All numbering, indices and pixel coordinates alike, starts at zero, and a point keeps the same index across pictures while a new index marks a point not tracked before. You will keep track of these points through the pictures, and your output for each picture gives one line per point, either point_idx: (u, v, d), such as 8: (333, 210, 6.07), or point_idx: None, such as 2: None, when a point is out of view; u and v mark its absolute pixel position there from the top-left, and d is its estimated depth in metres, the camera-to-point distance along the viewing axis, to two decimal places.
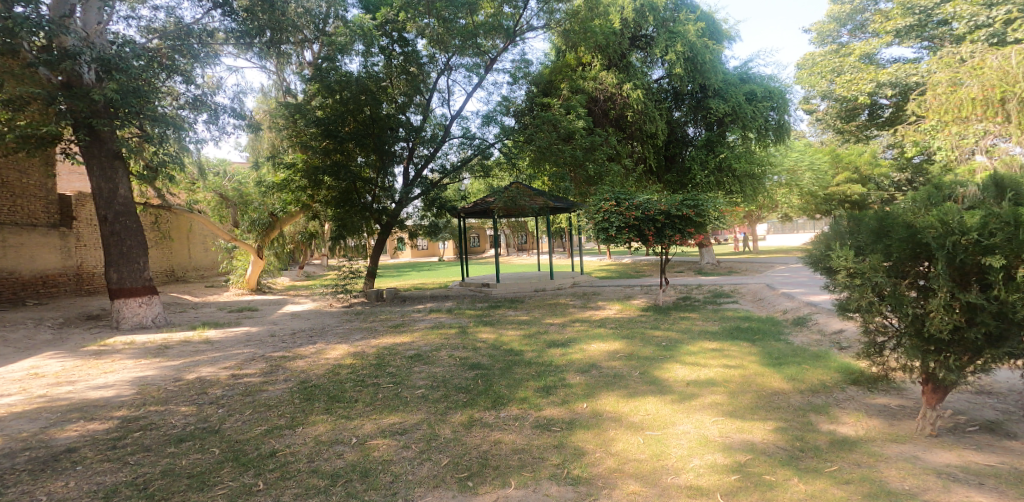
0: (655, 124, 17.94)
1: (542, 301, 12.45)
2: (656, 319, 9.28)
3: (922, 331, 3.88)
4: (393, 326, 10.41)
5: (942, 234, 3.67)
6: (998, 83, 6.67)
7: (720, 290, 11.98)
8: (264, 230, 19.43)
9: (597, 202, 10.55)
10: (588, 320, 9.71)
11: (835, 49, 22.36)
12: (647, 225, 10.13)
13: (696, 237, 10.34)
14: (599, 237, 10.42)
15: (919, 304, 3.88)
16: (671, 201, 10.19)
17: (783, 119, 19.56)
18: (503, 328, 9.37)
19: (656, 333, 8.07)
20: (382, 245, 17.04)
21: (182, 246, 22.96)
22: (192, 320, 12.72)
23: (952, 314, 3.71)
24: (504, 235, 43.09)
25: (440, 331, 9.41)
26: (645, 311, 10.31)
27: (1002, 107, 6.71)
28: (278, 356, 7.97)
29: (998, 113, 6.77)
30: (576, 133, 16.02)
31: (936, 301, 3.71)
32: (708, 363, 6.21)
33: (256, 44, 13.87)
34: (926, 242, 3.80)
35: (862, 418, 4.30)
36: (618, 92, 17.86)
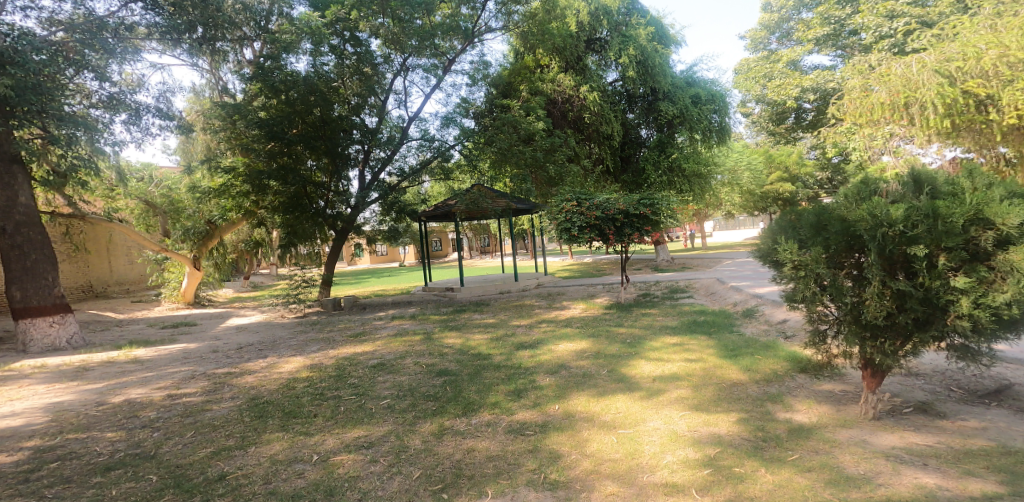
0: (611, 125, 18.40)
1: (505, 303, 12.48)
2: (615, 317, 9.50)
3: (859, 318, 4.13)
4: (352, 334, 10.15)
5: (873, 226, 3.91)
6: (902, 89, 6.85)
7: (678, 286, 12.39)
8: (201, 240, 18.42)
9: (558, 202, 10.77)
10: (554, 320, 9.83)
11: (766, 54, 23.54)
12: (608, 224, 10.34)
13: (654, 235, 10.67)
14: (562, 238, 10.57)
15: (855, 293, 4.14)
16: (629, 200, 10.46)
17: (726, 124, 20.45)
18: (469, 332, 9.33)
19: (620, 331, 8.26)
20: (337, 252, 16.56)
21: (101, 260, 21.66)
22: (121, 338, 12.00)
23: (883, 301, 3.99)
24: (463, 238, 43.08)
25: (403, 339, 9.25)
26: (605, 309, 10.52)
27: (906, 112, 6.96)
28: (227, 372, 7.62)
29: (903, 117, 7.04)
30: (535, 135, 16.16)
31: (870, 290, 3.97)
32: (670, 358, 6.42)
33: (185, 40, 13.11)
34: (859, 234, 4.04)
35: (813, 406, 4.59)
36: (575, 93, 18.16)
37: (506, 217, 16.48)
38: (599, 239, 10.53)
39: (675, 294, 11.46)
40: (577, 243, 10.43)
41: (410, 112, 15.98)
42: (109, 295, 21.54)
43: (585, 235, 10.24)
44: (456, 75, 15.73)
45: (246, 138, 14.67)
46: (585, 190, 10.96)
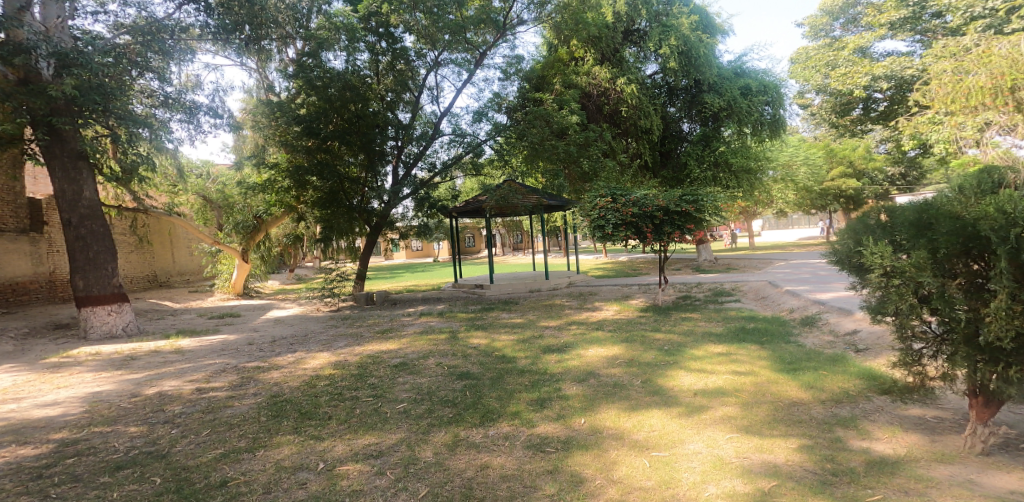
0: (649, 119, 17.45)
1: (537, 302, 11.93)
2: (656, 321, 8.77)
3: (976, 337, 3.33)
4: (380, 331, 9.83)
5: (1002, 226, 3.12)
6: (1007, 70, 6.11)
7: (722, 289, 11.50)
8: (248, 234, 18.66)
9: (592, 199, 10.07)
10: (584, 322, 9.19)
11: (828, 42, 21.75)
12: (645, 222, 9.60)
13: (696, 234, 9.84)
14: (595, 236, 9.82)
15: (972, 307, 3.34)
16: (669, 197, 9.67)
17: (778, 117, 19.04)
18: (497, 333, 8.84)
19: (657, 336, 7.56)
20: (371, 247, 16.48)
21: (165, 251, 22.50)
22: (173, 327, 12.10)
23: (1013, 320, 3.14)
24: (500, 234, 42.89)
25: (429, 337, 8.86)
26: (642, 312, 9.80)
27: (1012, 96, 6.21)
28: (252, 366, 7.38)
29: (1008, 102, 6.28)
30: (570, 129, 15.53)
31: (994, 305, 3.15)
32: (714, 369, 5.71)
33: (235, 41, 13.25)
34: (980, 234, 3.25)
35: (899, 434, 3.85)
36: (612, 86, 17.35)
37: (541, 214, 15.93)
38: (636, 237, 9.77)
39: (719, 298, 10.59)
40: (611, 241, 9.69)
41: (444, 107, 15.69)
42: (170, 284, 22.33)
43: (621, 233, 9.49)
44: (491, 70, 15.33)
45: (282, 133, 14.73)
46: (621, 186, 10.24)
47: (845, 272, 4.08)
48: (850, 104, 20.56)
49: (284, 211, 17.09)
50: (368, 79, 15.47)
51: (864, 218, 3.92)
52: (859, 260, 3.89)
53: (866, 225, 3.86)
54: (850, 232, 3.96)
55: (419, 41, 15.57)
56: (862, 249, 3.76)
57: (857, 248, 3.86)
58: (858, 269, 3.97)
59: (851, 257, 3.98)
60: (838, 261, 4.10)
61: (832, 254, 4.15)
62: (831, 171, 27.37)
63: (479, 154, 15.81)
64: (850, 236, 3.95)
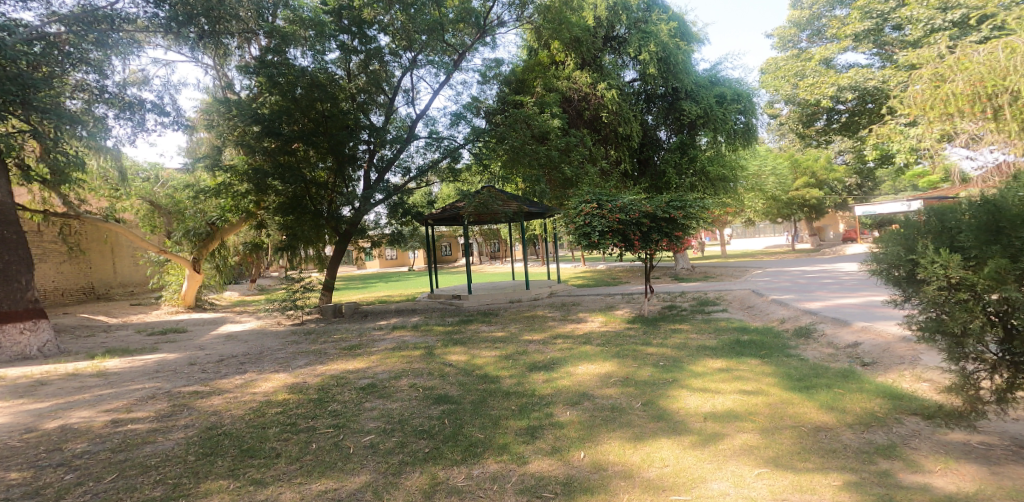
0: (631, 125, 17.13)
1: (515, 314, 11.20)
2: (644, 333, 8.18)
3: None
4: (345, 347, 8.95)
5: None
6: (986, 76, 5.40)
7: (706, 299, 11.00)
8: (201, 242, 17.32)
9: (576, 205, 9.52)
10: (569, 336, 8.53)
11: (797, 53, 21.92)
12: (633, 230, 9.12)
13: (684, 243, 9.40)
14: (580, 244, 9.25)
15: None
16: (657, 203, 9.24)
17: (753, 126, 19.06)
18: (474, 348, 8.08)
19: (650, 351, 6.98)
20: (338, 256, 15.42)
21: (103, 261, 20.97)
22: (102, 345, 10.83)
23: None
24: (472, 243, 42.18)
25: (400, 354, 8.06)
26: (627, 324, 9.20)
27: (990, 103, 5.57)
28: (190, 392, 6.44)
29: (986, 108, 5.64)
30: (551, 133, 15.04)
31: None
32: (720, 388, 5.12)
33: (189, 35, 12.22)
34: None
35: (956, 466, 3.34)
36: (592, 92, 16.99)
37: (521, 221, 15.26)
38: (623, 246, 9.26)
39: (705, 308, 10.06)
40: (599, 250, 9.14)
41: (419, 109, 14.95)
42: (110, 296, 20.78)
43: (609, 241, 8.96)
44: (470, 72, 14.69)
45: (239, 133, 13.57)
46: (605, 192, 9.78)
47: (886, 285, 3.55)
48: (815, 116, 20.45)
49: (243, 217, 15.88)
50: (339, 79, 14.57)
51: (910, 220, 3.40)
52: (911, 271, 3.36)
53: (917, 229, 3.33)
54: (896, 237, 3.40)
55: (395, 41, 14.64)
56: (919, 259, 3.24)
57: (911, 257, 3.31)
58: (904, 282, 3.45)
59: (897, 266, 3.44)
60: (880, 270, 3.53)
61: (873, 261, 3.57)
62: (796, 181, 27.79)
63: (456, 159, 15.06)
64: (896, 242, 3.38)
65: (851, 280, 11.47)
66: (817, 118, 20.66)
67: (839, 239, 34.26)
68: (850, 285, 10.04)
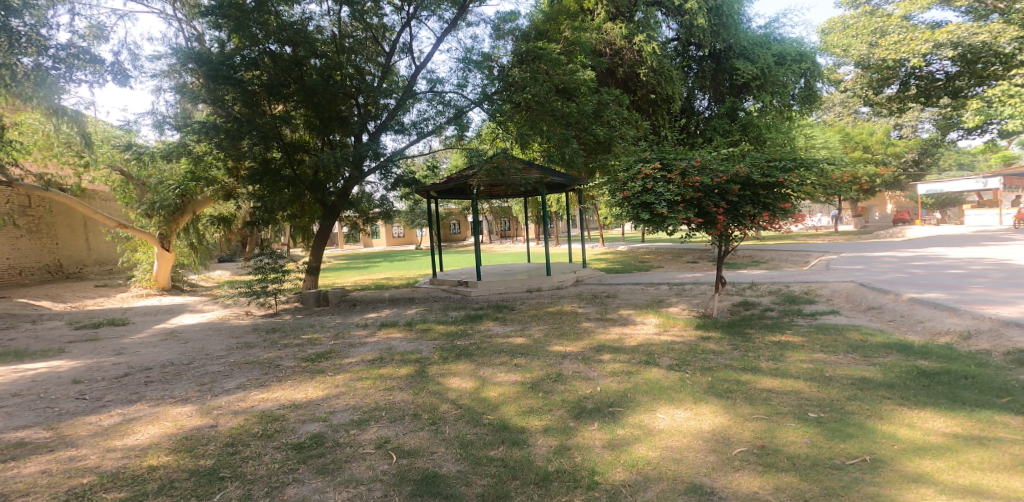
0: (672, 86, 14.14)
1: (537, 309, 8.52)
2: (739, 349, 5.52)
3: None
4: (303, 357, 6.40)
5: None
6: None
7: (792, 294, 8.21)
8: (171, 216, 14.29)
9: (628, 165, 6.90)
10: (620, 347, 5.92)
11: (869, 10, 18.17)
12: (716, 199, 6.37)
13: (792, 218, 6.44)
14: (638, 218, 6.56)
15: None
16: (752, 162, 6.38)
17: (811, 92, 15.76)
18: (487, 366, 5.48)
19: (766, 383, 4.40)
20: (326, 232, 12.49)
21: (76, 237, 18.73)
22: (6, 345, 8.35)
23: None
24: (488, 221, 39.50)
25: (375, 373, 5.55)
26: (697, 330, 6.51)
27: None
28: (11, 445, 4.06)
29: None
30: (581, 88, 12.08)
31: None
32: (1012, 491, 2.66)
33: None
34: None
35: None
36: (628, 45, 14.13)
37: (543, 194, 12.28)
38: (701, 222, 6.53)
39: (800, 307, 7.31)
40: (663, 226, 6.45)
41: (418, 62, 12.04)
42: (84, 276, 18.54)
43: (679, 214, 6.27)
44: (478, 18, 11.68)
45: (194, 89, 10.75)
46: (670, 151, 7.10)
47: None
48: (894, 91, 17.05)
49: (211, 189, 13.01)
50: (324, 31, 11.66)
51: None
52: None
53: None
54: None
55: None
56: None
57: None
58: None
59: None
60: None
61: None
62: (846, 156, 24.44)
63: (466, 123, 11.97)
64: None
65: (988, 272, 8.66)
66: (883, 84, 17.26)
67: (885, 219, 31.09)
68: (1009, 283, 7.35)
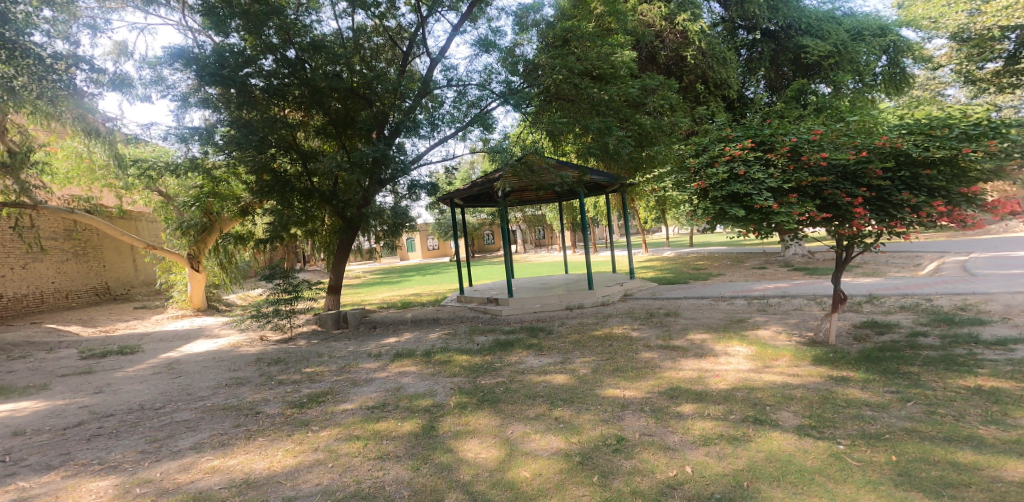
0: (727, 69, 11.62)
1: (578, 333, 6.68)
2: (910, 398, 3.60)
3: None
4: (292, 401, 4.93)
5: None
6: None
7: (940, 311, 6.05)
8: (200, 236, 13.47)
9: (707, 145, 5.14)
10: (711, 389, 4.09)
11: None
12: (848, 185, 4.49)
13: (980, 208, 4.23)
14: (730, 217, 4.79)
15: None
16: (908, 129, 4.37)
17: (896, 70, 12.47)
18: (522, 422, 3.81)
19: (1017, 476, 2.54)
20: (348, 245, 11.14)
21: (123, 258, 18.43)
22: None
23: None
24: (522, 230, 37.74)
25: (372, 429, 3.98)
26: (814, 363, 4.57)
27: None
28: None
29: None
30: (622, 71, 10.07)
31: None
32: None
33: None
34: None
35: None
36: (668, 27, 11.69)
37: (580, 197, 10.27)
38: (827, 219, 4.64)
39: (966, 331, 5.18)
40: (766, 226, 4.69)
41: (435, 58, 10.20)
42: (130, 297, 18.19)
43: (793, 206, 4.45)
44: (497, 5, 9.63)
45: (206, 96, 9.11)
46: (763, 125, 5.26)
47: None
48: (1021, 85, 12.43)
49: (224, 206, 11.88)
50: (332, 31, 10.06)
51: None
52: None
53: None
54: None
55: None
56: None
57: None
58: None
59: None
60: None
61: None
62: None
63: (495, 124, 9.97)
64: None
65: None
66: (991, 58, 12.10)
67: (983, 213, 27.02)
68: None
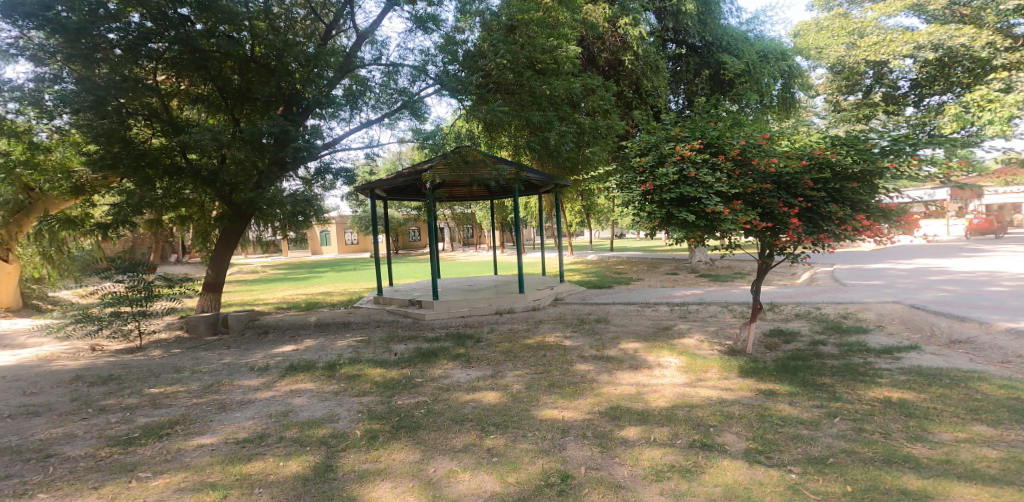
0: (659, 78, 11.74)
1: (509, 341, 6.23)
2: (837, 415, 3.58)
3: None
4: (115, 437, 4.04)
5: None
6: None
7: (827, 318, 6.40)
8: (16, 218, 11.07)
9: (654, 144, 5.00)
10: (650, 411, 3.87)
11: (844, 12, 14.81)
12: (784, 194, 4.53)
13: (897, 221, 4.44)
14: (677, 220, 4.71)
15: None
16: (841, 140, 4.40)
17: (789, 95, 13.18)
18: (446, 457, 3.37)
19: None
20: (235, 235, 9.73)
21: None
22: None
23: None
24: (449, 226, 36.94)
25: (239, 475, 3.30)
26: (737, 376, 4.53)
27: None
28: None
29: None
30: (565, 66, 9.80)
31: None
32: None
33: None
34: None
35: None
36: (610, 30, 11.67)
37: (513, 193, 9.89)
38: (764, 228, 4.68)
39: (857, 340, 5.44)
40: (711, 231, 4.67)
41: (363, 35, 9.22)
42: None
43: (739, 214, 4.49)
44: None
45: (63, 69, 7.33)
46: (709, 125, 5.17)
47: None
48: None
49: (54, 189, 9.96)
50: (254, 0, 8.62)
51: None
52: None
53: None
54: None
55: None
56: None
57: None
58: None
59: None
60: None
61: None
62: None
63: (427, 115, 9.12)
64: None
65: None
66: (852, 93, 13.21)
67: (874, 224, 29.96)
68: None
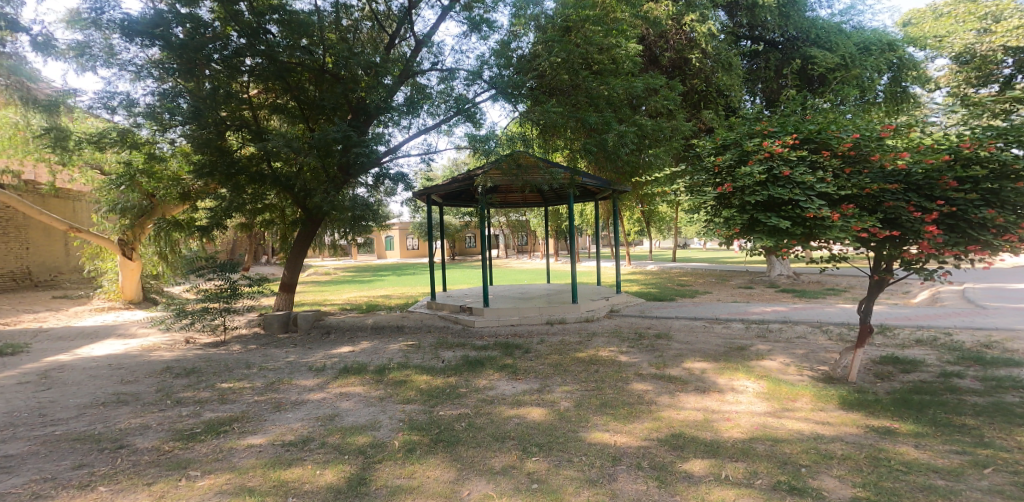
0: (731, 76, 10.93)
1: (559, 354, 5.68)
2: (989, 464, 2.78)
3: None
4: (178, 431, 3.86)
5: None
6: None
7: (958, 347, 5.35)
8: (136, 219, 11.96)
9: (738, 142, 4.35)
10: (740, 442, 3.21)
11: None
12: (915, 196, 3.75)
13: None
14: (766, 228, 4.01)
15: None
16: (992, 130, 3.61)
17: (897, 90, 11.71)
18: (483, 480, 2.88)
19: None
20: (310, 239, 9.75)
21: (54, 242, 16.07)
22: None
23: None
24: (505, 235, 36.74)
25: (276, 482, 2.97)
26: (845, 407, 3.74)
27: None
28: None
29: None
30: (624, 65, 9.24)
31: None
32: None
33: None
34: None
35: None
36: (672, 27, 10.95)
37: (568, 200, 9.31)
38: (888, 236, 3.91)
39: (1005, 373, 4.44)
40: (816, 240, 3.95)
41: (422, 42, 9.12)
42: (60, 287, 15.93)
43: (850, 219, 3.73)
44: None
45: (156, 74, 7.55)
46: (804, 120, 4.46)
47: None
48: None
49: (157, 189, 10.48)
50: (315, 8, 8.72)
51: None
52: None
53: None
54: None
55: None
56: None
57: None
58: None
59: None
60: None
61: None
62: None
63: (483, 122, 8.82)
64: None
65: None
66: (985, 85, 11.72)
67: None
68: None
